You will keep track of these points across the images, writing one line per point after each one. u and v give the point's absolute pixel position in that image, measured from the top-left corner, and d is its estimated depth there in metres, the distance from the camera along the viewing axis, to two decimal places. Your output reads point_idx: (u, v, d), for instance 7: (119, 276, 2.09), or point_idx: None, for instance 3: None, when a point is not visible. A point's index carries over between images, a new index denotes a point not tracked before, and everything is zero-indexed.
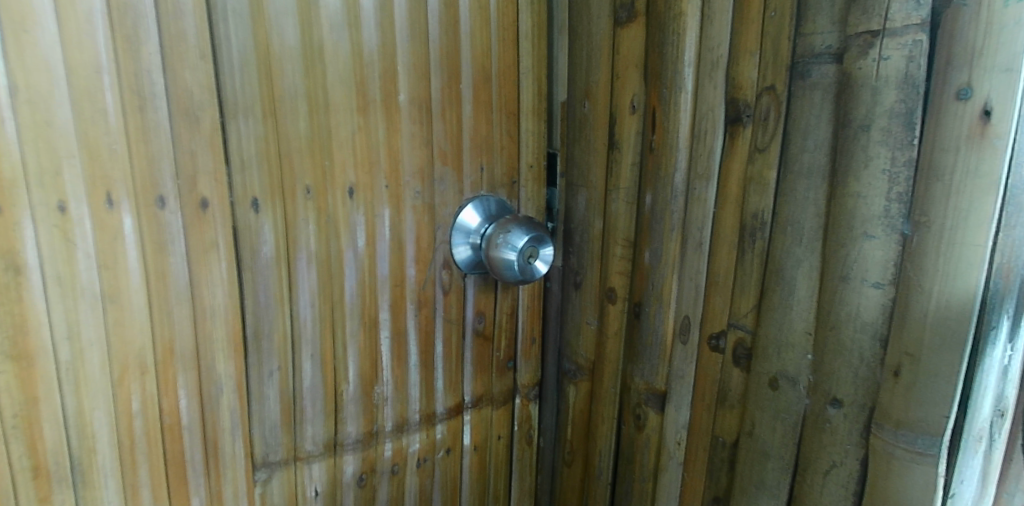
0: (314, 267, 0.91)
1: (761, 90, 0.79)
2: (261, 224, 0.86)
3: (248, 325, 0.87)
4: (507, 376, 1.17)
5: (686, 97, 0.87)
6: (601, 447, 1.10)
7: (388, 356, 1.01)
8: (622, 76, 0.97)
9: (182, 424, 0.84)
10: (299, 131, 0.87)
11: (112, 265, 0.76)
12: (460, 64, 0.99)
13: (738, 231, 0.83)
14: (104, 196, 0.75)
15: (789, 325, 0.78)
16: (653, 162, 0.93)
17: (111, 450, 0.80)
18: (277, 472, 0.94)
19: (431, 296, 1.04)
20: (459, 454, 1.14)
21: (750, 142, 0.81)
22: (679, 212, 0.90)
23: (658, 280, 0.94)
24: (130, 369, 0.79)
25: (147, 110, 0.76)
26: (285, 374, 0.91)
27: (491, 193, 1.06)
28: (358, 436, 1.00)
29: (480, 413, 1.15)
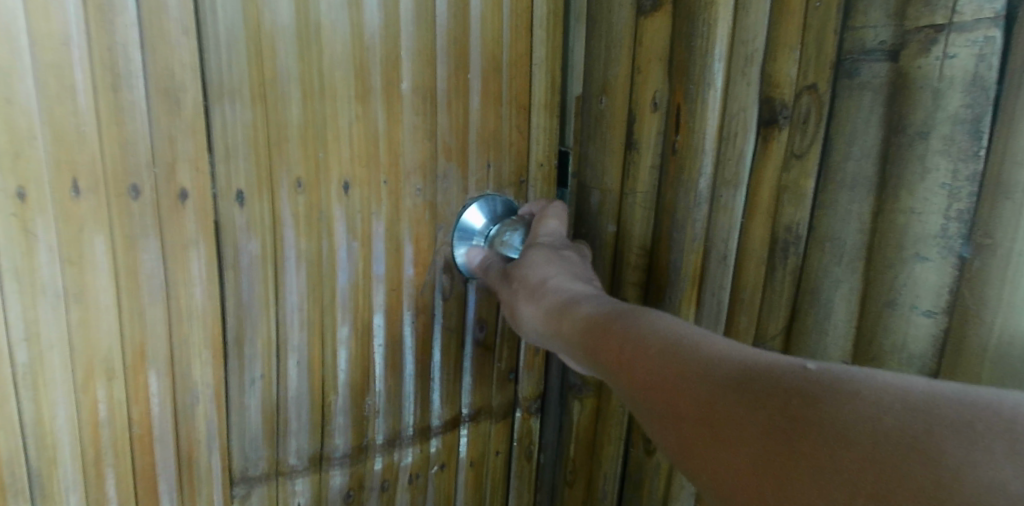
0: (303, 269, 0.83)
1: (801, 90, 0.71)
2: (247, 219, 0.79)
3: (229, 328, 0.80)
4: (508, 388, 1.10)
5: (714, 95, 0.79)
6: (607, 469, 1.03)
7: (382, 365, 0.94)
8: (644, 70, 0.88)
9: (153, 434, 0.77)
10: (292, 119, 0.79)
11: (79, 259, 0.69)
12: (468, 52, 0.91)
13: (769, 246, 0.75)
14: (71, 182, 0.68)
15: (823, 353, 0.71)
16: (675, 165, 0.83)
17: (74, 461, 0.73)
18: (257, 487, 0.87)
19: (430, 302, 0.96)
20: (454, 471, 1.07)
21: (786, 146, 0.73)
22: (703, 220, 0.82)
23: (676, 295, 0.85)
24: (98, 373, 0.72)
25: (121, 89, 0.69)
26: (268, 382, 0.84)
27: (498, 193, 0.99)
28: (346, 451, 0.93)
29: (478, 428, 1.07)
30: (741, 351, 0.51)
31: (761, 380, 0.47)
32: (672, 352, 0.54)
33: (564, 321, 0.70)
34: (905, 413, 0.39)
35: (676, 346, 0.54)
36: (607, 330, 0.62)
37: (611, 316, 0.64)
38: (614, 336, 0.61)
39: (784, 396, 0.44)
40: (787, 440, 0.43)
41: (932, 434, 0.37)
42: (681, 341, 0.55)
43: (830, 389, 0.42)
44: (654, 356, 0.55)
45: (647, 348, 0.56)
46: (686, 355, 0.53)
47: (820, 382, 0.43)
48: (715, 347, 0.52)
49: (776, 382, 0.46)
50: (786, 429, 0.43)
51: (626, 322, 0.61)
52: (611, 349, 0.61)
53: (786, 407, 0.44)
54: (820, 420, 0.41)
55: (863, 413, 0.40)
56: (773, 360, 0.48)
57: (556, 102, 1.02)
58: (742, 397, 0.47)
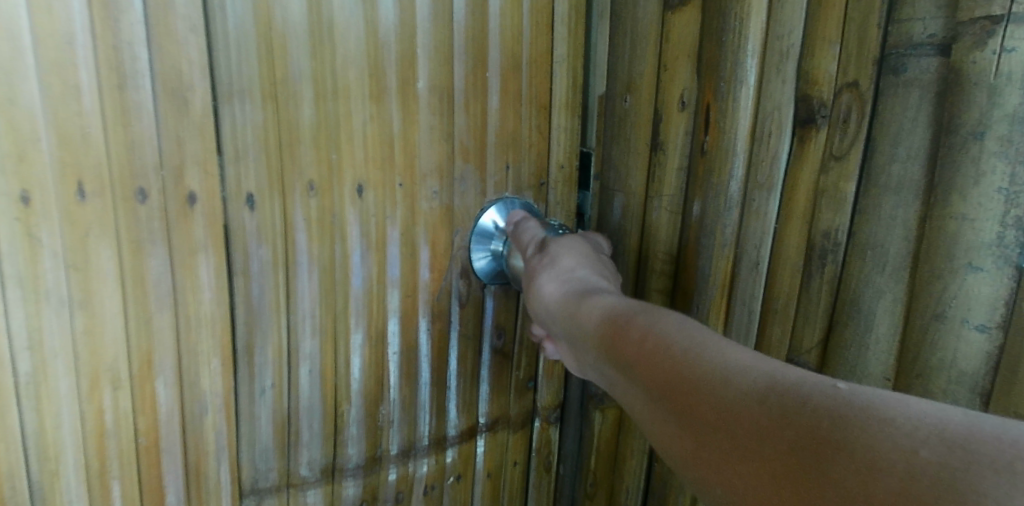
0: (316, 274, 0.81)
1: (841, 87, 0.67)
2: (257, 222, 0.76)
3: (239, 336, 0.78)
4: (526, 397, 1.06)
5: (746, 93, 0.75)
6: (628, 485, 1.00)
7: (396, 373, 0.90)
8: (671, 67, 0.85)
9: (161, 445, 0.75)
10: (304, 120, 0.76)
11: (84, 265, 0.67)
12: (487, 49, 0.87)
13: (805, 253, 0.71)
14: (76, 186, 0.65)
15: (862, 368, 0.66)
16: (704, 167, 0.79)
17: (79, 474, 0.70)
18: (267, 498, 0.85)
19: (447, 308, 0.93)
20: (470, 482, 1.03)
21: (824, 148, 0.68)
22: (734, 225, 0.77)
23: (704, 305, 0.81)
24: (104, 383, 0.70)
25: (127, 89, 0.66)
26: (279, 392, 0.82)
27: (517, 195, 0.95)
28: (359, 462, 0.90)
29: (495, 437, 1.04)
30: (769, 364, 0.47)
31: (789, 395, 0.43)
32: (694, 358, 0.50)
33: (584, 307, 0.67)
34: (943, 448, 0.34)
35: (701, 350, 0.51)
36: (628, 325, 0.59)
37: (635, 311, 0.61)
38: (635, 332, 0.58)
39: (812, 416, 0.40)
40: (812, 467, 0.39)
41: (969, 473, 0.32)
42: (704, 348, 0.51)
43: (861, 414, 0.38)
44: (676, 358, 0.52)
45: (670, 346, 0.53)
46: (711, 360, 0.49)
47: (853, 404, 0.39)
48: (741, 356, 0.48)
49: (803, 397, 0.42)
50: (811, 449, 0.39)
51: (650, 319, 0.58)
52: (630, 344, 0.57)
53: (812, 426, 0.40)
54: (849, 443, 0.37)
55: (895, 444, 0.36)
56: (804, 375, 0.44)
57: (578, 101, 0.98)
58: (766, 415, 0.43)
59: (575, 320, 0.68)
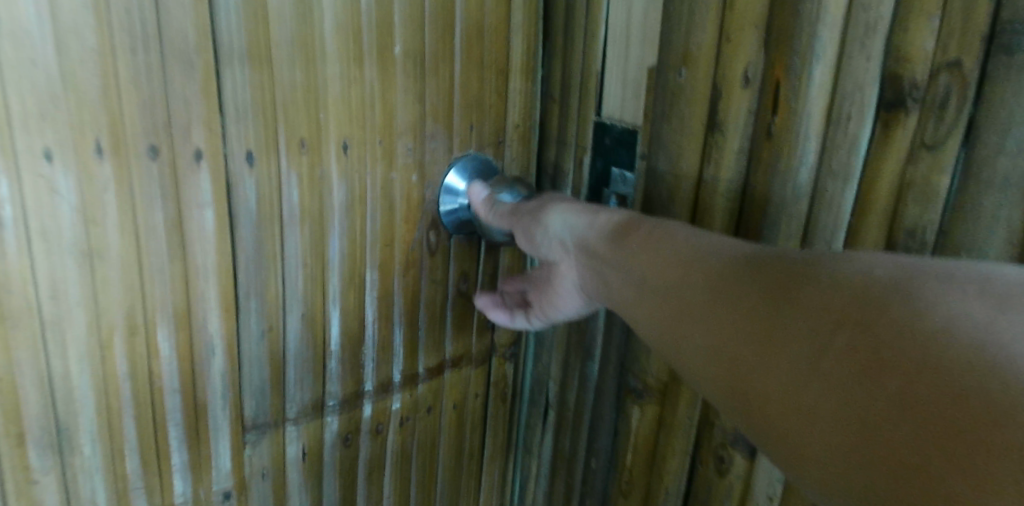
0: (305, 230, 0.75)
1: (939, 66, 0.59)
2: (256, 191, 0.70)
3: (241, 283, 0.72)
4: (485, 335, 1.05)
5: (824, 70, 0.67)
6: (668, 485, 0.94)
7: (374, 317, 0.86)
8: (735, 38, 0.75)
9: (173, 411, 0.71)
10: (296, 82, 0.70)
11: (98, 228, 0.62)
12: (452, 27, 0.81)
13: (884, 253, 0.64)
14: (93, 142, 0.60)
15: None
16: (770, 151, 0.72)
17: (101, 414, 0.66)
18: (266, 434, 0.81)
19: (418, 259, 0.89)
20: (439, 413, 1.02)
21: (914, 135, 0.61)
22: (802, 215, 0.71)
23: None
24: (119, 351, 0.66)
25: (139, 50, 0.60)
26: (274, 333, 0.77)
27: (479, 152, 0.90)
28: (343, 395, 0.87)
29: (459, 372, 1.03)
30: (750, 244, 0.56)
31: (775, 259, 0.50)
32: (691, 241, 0.58)
33: (598, 212, 0.71)
34: (895, 270, 0.43)
35: (694, 236, 0.60)
36: (631, 223, 0.66)
37: (640, 216, 0.67)
38: (638, 225, 0.65)
39: (792, 266, 0.48)
40: (793, 302, 0.46)
41: (920, 282, 0.41)
42: (698, 237, 0.59)
43: (834, 262, 0.46)
44: (675, 242, 0.60)
45: (668, 235, 0.61)
46: (703, 241, 0.58)
47: (824, 256, 0.48)
48: (726, 240, 0.58)
49: (785, 256, 0.50)
50: (794, 286, 0.47)
51: (654, 221, 0.64)
52: (634, 236, 0.64)
53: (795, 271, 0.48)
54: (826, 279, 0.45)
55: (861, 274, 0.44)
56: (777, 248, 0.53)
57: (534, 66, 0.95)
58: (758, 272, 0.50)
59: (589, 223, 0.70)
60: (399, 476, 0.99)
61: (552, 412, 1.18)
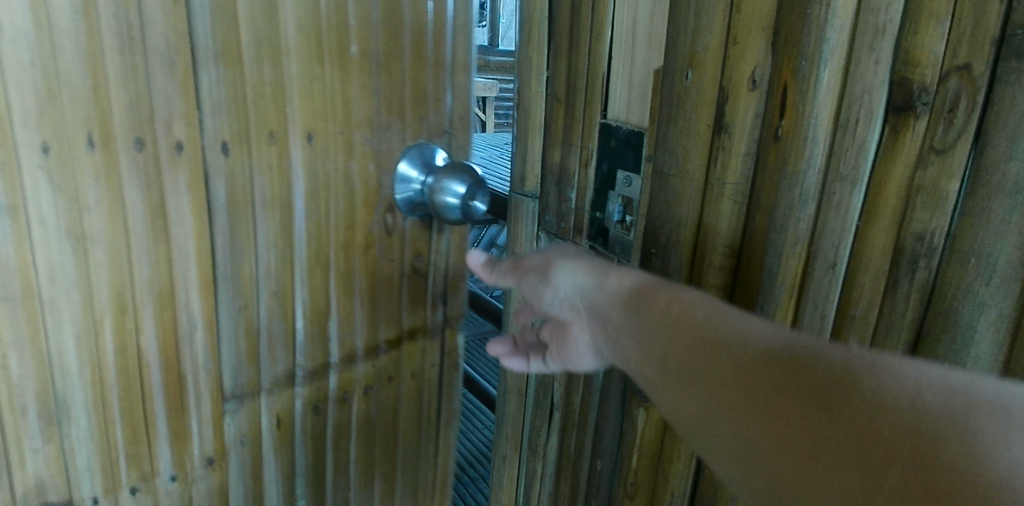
0: (275, 214, 0.69)
1: (948, 70, 0.59)
2: (226, 184, 0.64)
3: (223, 265, 0.66)
4: (438, 310, 0.91)
5: (830, 74, 0.66)
6: (674, 488, 0.94)
7: (337, 284, 0.77)
8: (742, 41, 0.75)
9: (158, 407, 0.65)
10: (267, 75, 0.65)
11: (88, 229, 0.56)
12: (399, 27, 0.74)
13: (891, 256, 0.64)
14: (85, 139, 0.55)
15: None
16: (777, 155, 0.71)
17: (96, 432, 0.61)
18: (246, 404, 0.73)
19: (375, 236, 0.79)
20: (397, 384, 0.89)
21: (924, 139, 0.60)
22: (809, 220, 0.70)
23: (771, 307, 0.74)
24: (110, 340, 0.60)
25: (128, 51, 0.56)
26: (247, 311, 0.69)
27: (430, 139, 0.81)
28: (296, 369, 0.76)
29: (413, 345, 0.89)
30: (780, 329, 0.51)
31: (807, 358, 0.46)
32: (718, 321, 0.54)
33: (609, 275, 0.66)
34: (942, 393, 0.38)
35: (720, 312, 0.55)
36: (653, 292, 0.61)
37: (661, 284, 0.62)
38: (661, 297, 0.60)
39: (826, 371, 0.44)
40: (824, 415, 0.42)
41: (968, 414, 0.36)
42: (724, 316, 0.54)
43: (872, 371, 0.42)
44: (698, 319, 0.55)
45: (693, 311, 0.56)
46: (730, 321, 0.53)
47: (861, 362, 0.43)
48: (755, 321, 0.53)
49: (819, 357, 0.46)
50: (828, 398, 0.42)
51: (675, 290, 0.60)
52: (653, 308, 0.59)
53: (829, 378, 0.43)
54: (863, 394, 0.41)
55: (903, 393, 0.39)
56: (810, 338, 0.49)
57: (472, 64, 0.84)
58: (788, 372, 0.46)
59: (601, 290, 0.66)
60: (370, 456, 0.89)
61: (558, 411, 1.21)
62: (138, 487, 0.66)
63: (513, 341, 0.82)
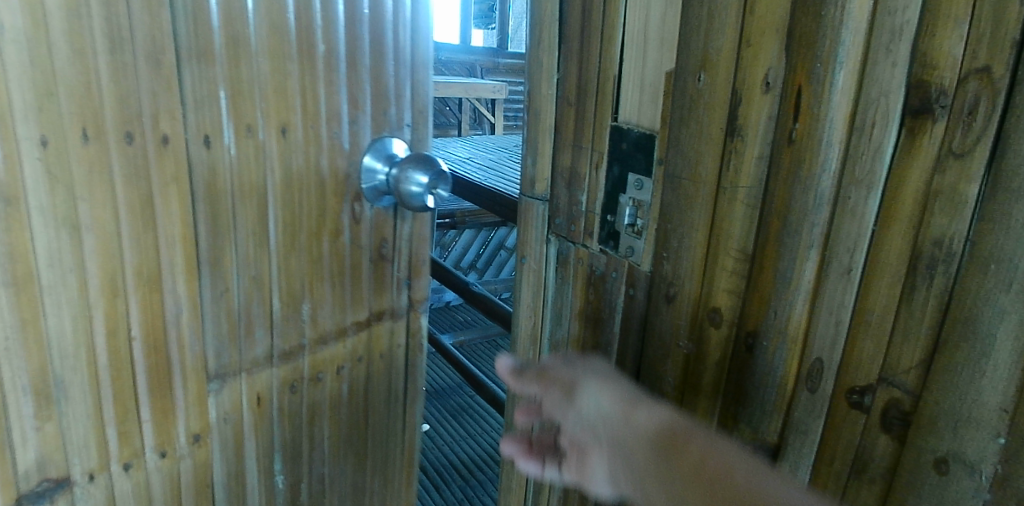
0: (272, 202, 0.80)
1: (967, 73, 0.57)
2: (207, 174, 0.73)
3: (202, 248, 0.74)
4: (400, 292, 1.01)
5: (847, 77, 0.65)
6: None
7: (304, 267, 0.86)
8: (756, 43, 0.75)
9: (142, 391, 0.73)
10: (261, 72, 0.75)
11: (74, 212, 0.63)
12: (358, 30, 0.83)
13: (908, 262, 0.63)
14: (82, 129, 0.63)
15: (975, 397, 0.60)
16: (792, 158, 0.71)
17: (89, 398, 0.69)
18: (227, 382, 0.82)
19: (339, 225, 0.88)
20: (367, 363, 0.99)
21: (942, 143, 0.59)
22: (823, 224, 0.69)
23: (783, 311, 0.74)
24: (100, 316, 0.67)
25: (117, 50, 0.63)
26: (227, 295, 0.79)
27: (389, 134, 0.91)
28: (279, 351, 0.87)
29: (379, 328, 0.99)
30: None
31: None
32: (758, 492, 0.45)
33: (637, 414, 0.53)
34: None
35: (757, 478, 0.46)
36: (679, 437, 0.50)
37: (691, 428, 0.51)
38: (690, 444, 0.49)
39: None
40: None
41: None
42: (763, 487, 0.46)
43: None
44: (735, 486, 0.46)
45: (727, 471, 0.47)
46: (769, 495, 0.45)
47: None
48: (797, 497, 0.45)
49: None
50: None
51: (712, 444, 0.49)
52: (681, 459, 0.48)
53: None
54: None
55: None
56: None
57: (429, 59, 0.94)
58: None
59: (628, 429, 0.53)
60: (341, 427, 0.99)
61: None
62: (130, 464, 0.75)
63: (524, 442, 0.85)
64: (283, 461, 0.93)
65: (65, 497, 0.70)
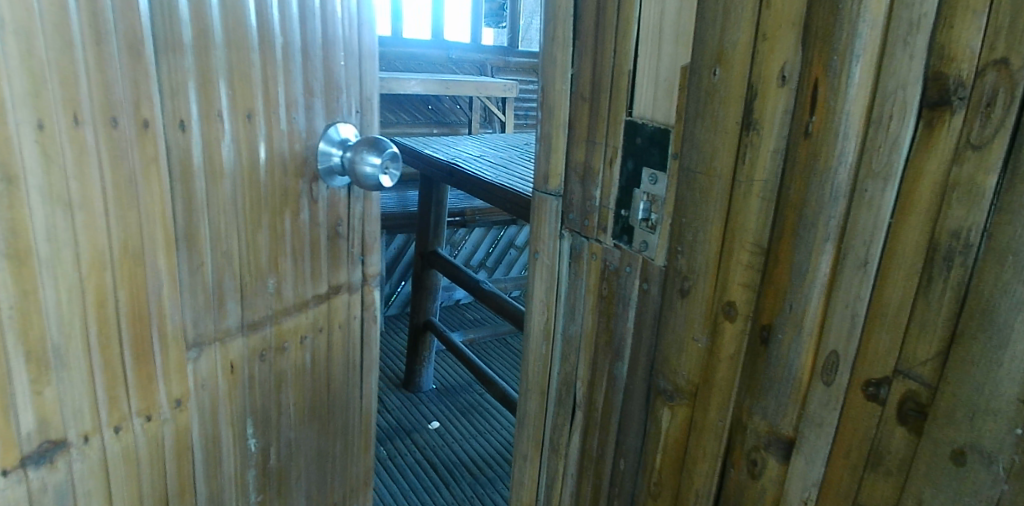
0: (238, 183, 0.88)
1: (985, 65, 0.57)
2: (180, 157, 0.80)
3: (179, 227, 0.81)
4: (354, 269, 1.15)
5: (864, 70, 0.66)
6: (698, 488, 0.94)
7: (268, 249, 0.96)
8: (772, 36, 0.75)
9: (127, 360, 0.78)
10: (221, 63, 0.83)
11: (71, 188, 0.69)
12: (312, 29, 0.95)
13: (925, 254, 0.63)
14: (72, 114, 0.67)
15: (991, 389, 0.60)
16: (808, 152, 0.71)
17: (84, 372, 0.74)
18: (205, 351, 0.89)
19: (298, 204, 0.99)
20: (328, 333, 1.12)
21: (960, 134, 0.59)
22: (838, 217, 0.70)
23: (799, 305, 0.74)
24: (90, 286, 0.72)
25: (101, 41, 0.69)
26: (202, 269, 0.86)
27: (341, 121, 1.04)
28: (246, 320, 0.95)
29: (334, 301, 1.11)
30: None
31: None
32: None
33: None
34: None
35: None
36: None
37: None
38: None
39: None
40: None
41: None
42: None
43: None
44: None
45: None
46: None
47: None
48: None
49: None
50: None
51: None
52: None
53: None
54: None
55: None
56: None
57: (372, 54, 1.09)
58: None
59: None
60: (306, 399, 1.10)
61: (581, 412, 1.20)
62: (120, 426, 0.79)
63: None
64: (255, 426, 1.01)
65: (63, 458, 0.73)
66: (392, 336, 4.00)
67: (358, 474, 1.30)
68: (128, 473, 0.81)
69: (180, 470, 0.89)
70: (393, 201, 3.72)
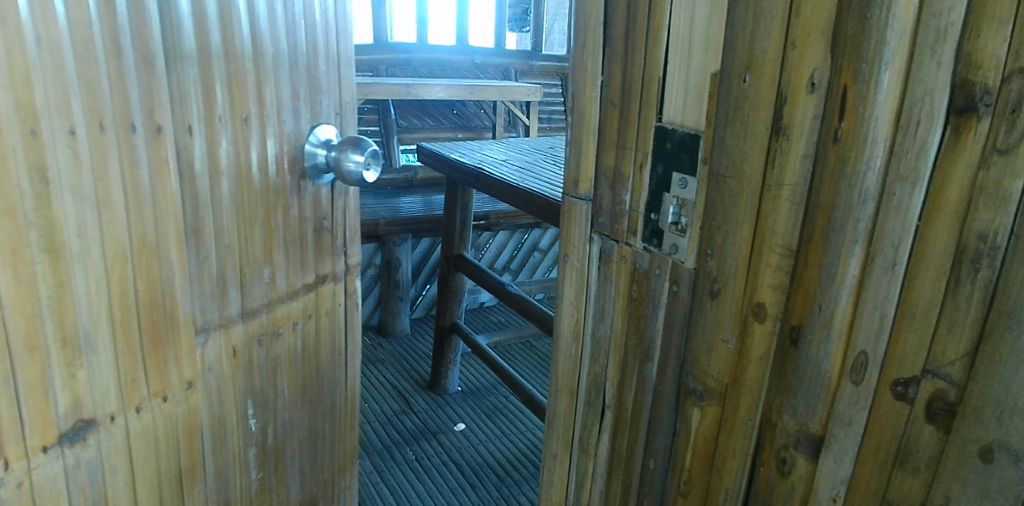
0: (230, 182, 1.01)
1: (1010, 73, 0.59)
2: (183, 159, 0.92)
3: (187, 222, 0.94)
4: (338, 258, 1.32)
5: (892, 79, 0.67)
6: (727, 487, 0.96)
7: (264, 244, 1.10)
8: (802, 44, 0.77)
9: (140, 342, 0.90)
10: (220, 72, 0.96)
11: (99, 186, 0.80)
12: (295, 37, 1.09)
13: (953, 257, 0.64)
14: (98, 122, 0.78)
15: (1018, 387, 0.61)
16: (837, 157, 0.73)
17: (110, 354, 0.86)
18: (211, 334, 1.02)
19: (287, 199, 1.13)
20: (316, 320, 1.28)
21: (987, 139, 0.61)
22: (867, 221, 0.71)
23: (830, 306, 0.76)
24: (114, 278, 0.84)
25: (119, 54, 0.80)
26: (208, 260, 0.99)
27: (325, 123, 1.19)
28: (245, 308, 1.08)
29: (320, 291, 1.28)
30: None
31: None
32: None
33: None
34: None
35: None
36: None
37: None
38: None
39: None
40: None
41: None
42: None
43: None
44: None
45: None
46: None
47: None
48: None
49: None
50: None
51: None
52: None
53: None
54: None
55: None
56: None
57: (347, 61, 1.25)
58: None
59: None
60: (297, 382, 1.27)
61: (610, 412, 1.22)
62: (140, 407, 0.92)
63: None
64: (254, 406, 1.16)
65: (94, 436, 0.85)
66: (419, 339, 4.02)
67: (341, 443, 1.47)
68: (146, 446, 0.94)
69: (191, 447, 1.02)
70: (419, 204, 3.78)
